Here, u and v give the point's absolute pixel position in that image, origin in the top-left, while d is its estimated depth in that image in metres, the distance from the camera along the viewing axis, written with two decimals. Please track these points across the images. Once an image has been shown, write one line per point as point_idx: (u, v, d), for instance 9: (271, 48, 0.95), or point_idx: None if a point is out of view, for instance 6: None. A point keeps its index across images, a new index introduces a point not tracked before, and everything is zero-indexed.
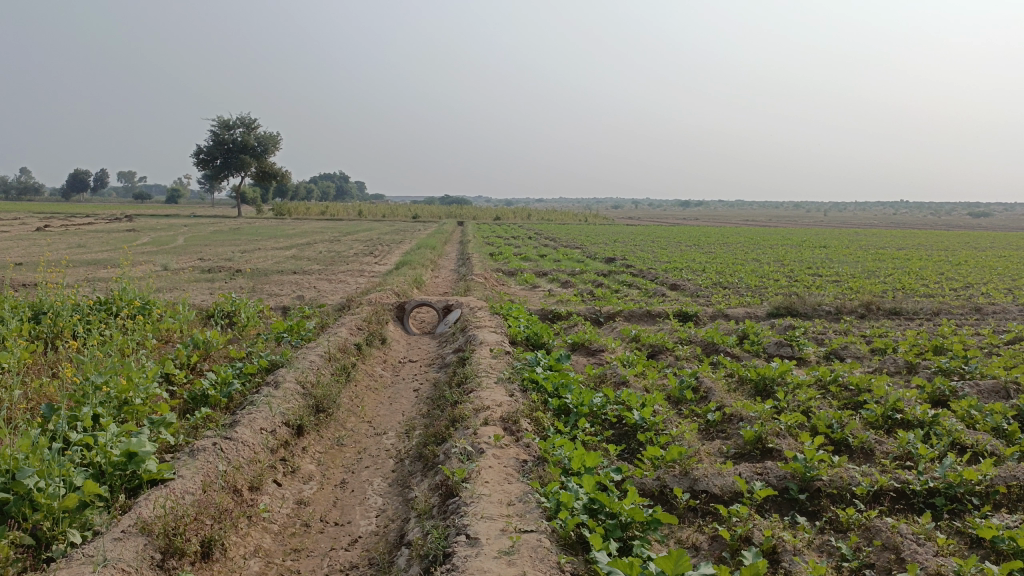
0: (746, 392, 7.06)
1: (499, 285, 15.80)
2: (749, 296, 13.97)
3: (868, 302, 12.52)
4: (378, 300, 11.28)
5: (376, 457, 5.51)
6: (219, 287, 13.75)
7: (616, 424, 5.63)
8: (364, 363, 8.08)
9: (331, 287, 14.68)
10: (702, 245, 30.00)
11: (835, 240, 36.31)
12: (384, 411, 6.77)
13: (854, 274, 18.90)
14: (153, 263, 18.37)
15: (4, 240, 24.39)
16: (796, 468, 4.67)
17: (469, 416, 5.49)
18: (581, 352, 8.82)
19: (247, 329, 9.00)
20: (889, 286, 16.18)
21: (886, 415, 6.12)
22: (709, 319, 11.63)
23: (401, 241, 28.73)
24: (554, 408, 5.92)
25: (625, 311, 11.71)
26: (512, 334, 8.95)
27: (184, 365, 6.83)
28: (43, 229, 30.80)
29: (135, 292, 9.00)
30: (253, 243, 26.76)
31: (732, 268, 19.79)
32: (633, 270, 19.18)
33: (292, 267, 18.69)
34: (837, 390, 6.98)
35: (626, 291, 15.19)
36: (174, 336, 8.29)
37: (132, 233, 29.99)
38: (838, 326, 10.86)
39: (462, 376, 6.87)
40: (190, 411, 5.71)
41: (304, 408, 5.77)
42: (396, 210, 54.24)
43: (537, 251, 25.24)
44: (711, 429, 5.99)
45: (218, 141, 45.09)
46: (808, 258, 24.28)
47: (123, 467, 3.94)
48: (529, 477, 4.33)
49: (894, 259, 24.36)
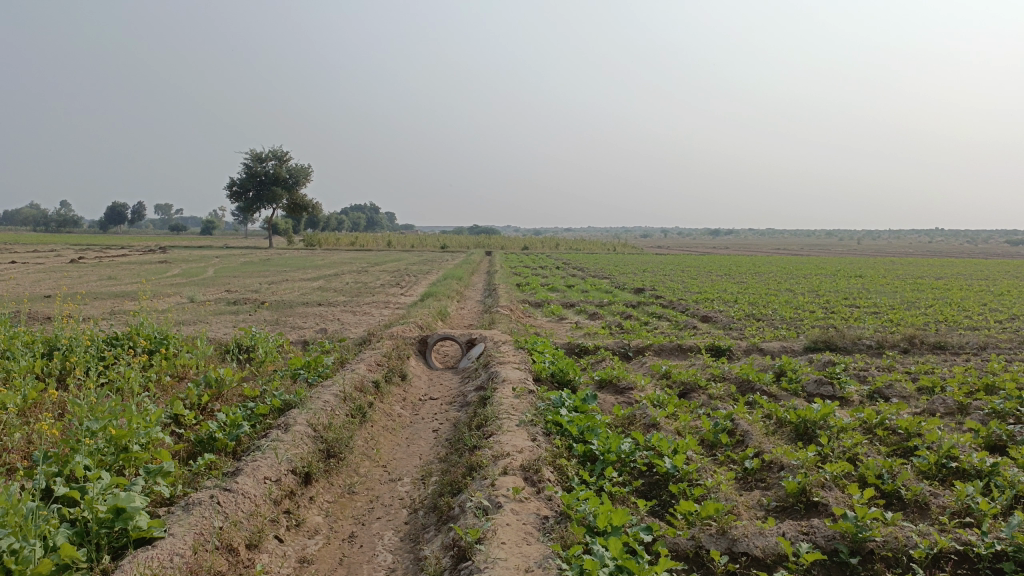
0: (785, 436, 6.61)
1: (525, 317, 15.45)
2: (784, 329, 13.48)
3: (911, 335, 11.95)
4: (400, 333, 11.00)
5: (388, 507, 5.16)
6: (241, 320, 13.59)
7: (645, 473, 5.23)
8: (382, 402, 7.74)
9: (356, 320, 14.45)
10: (733, 275, 29.42)
11: (869, 269, 35.55)
12: (401, 455, 6.42)
13: (893, 305, 18.27)
14: (179, 295, 18.34)
15: (37, 272, 24.66)
16: (846, 528, 4.23)
17: (487, 465, 5.12)
18: (608, 389, 8.43)
19: (264, 365, 8.74)
20: (930, 318, 15.55)
21: (940, 463, 5.65)
22: (743, 354, 11.17)
23: (429, 271, 28.63)
24: (580, 455, 5.52)
25: (655, 345, 11.30)
26: (536, 371, 8.61)
27: (194, 407, 6.57)
28: (76, 260, 31.32)
29: (153, 327, 8.79)
30: (281, 274, 26.85)
31: (765, 299, 19.25)
32: (663, 301, 18.78)
33: (318, 298, 18.56)
34: (884, 434, 6.51)
35: (655, 323, 14.76)
36: (190, 372, 8.06)
37: (164, 265, 30.19)
38: (880, 361, 10.35)
39: (482, 418, 6.49)
40: (195, 456, 5.45)
41: (313, 453, 5.45)
42: (426, 239, 54.38)
43: (566, 282, 24.88)
44: (748, 478, 5.57)
45: (250, 173, 45.63)
46: (844, 288, 23.68)
47: (110, 525, 3.66)
48: (551, 538, 3.95)
49: (932, 289, 23.62)
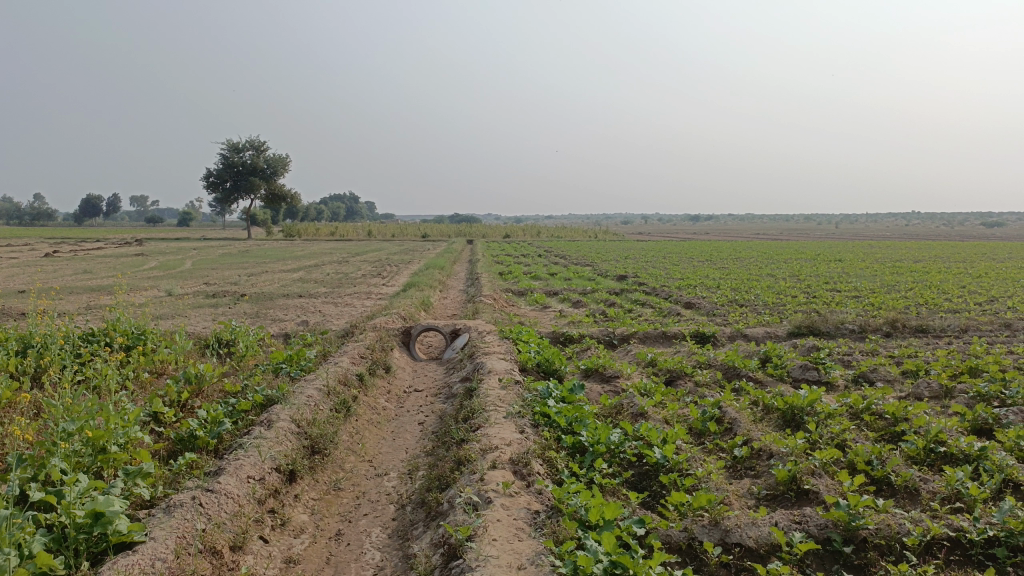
0: (773, 423, 6.59)
1: (508, 306, 15.37)
2: (767, 315, 13.51)
3: (893, 319, 12.01)
4: (383, 325, 10.88)
5: (375, 503, 5.07)
6: (221, 314, 13.40)
7: (635, 464, 5.18)
8: (367, 396, 7.64)
9: (337, 311, 14.31)
10: (715, 260, 29.53)
11: (849, 253, 35.81)
12: (386, 449, 6.33)
13: (873, 289, 18.38)
14: (157, 289, 18.08)
15: (11, 267, 24.20)
16: (839, 516, 4.20)
17: (476, 459, 5.04)
18: (594, 378, 8.38)
19: (245, 359, 8.60)
20: (911, 301, 15.66)
21: (928, 448, 5.65)
22: (727, 340, 11.17)
23: (410, 261, 28.44)
24: (568, 446, 5.45)
25: (640, 333, 11.26)
26: (522, 361, 8.54)
27: (174, 404, 6.43)
28: (51, 253, 30.81)
29: (130, 322, 8.61)
30: (261, 265, 26.55)
31: (747, 285, 19.31)
32: (646, 288, 18.78)
33: (299, 290, 18.37)
34: (871, 420, 6.51)
35: (639, 310, 14.75)
36: (169, 368, 7.90)
37: (140, 258, 29.78)
38: (863, 346, 10.38)
39: (468, 411, 6.41)
40: (176, 455, 5.34)
41: (297, 450, 5.35)
42: (407, 229, 54.08)
43: (548, 270, 24.83)
44: (738, 467, 5.54)
45: (227, 164, 45.07)
46: (825, 272, 23.81)
47: (88, 530, 3.55)
48: (543, 533, 3.88)
49: (912, 273, 23.80)
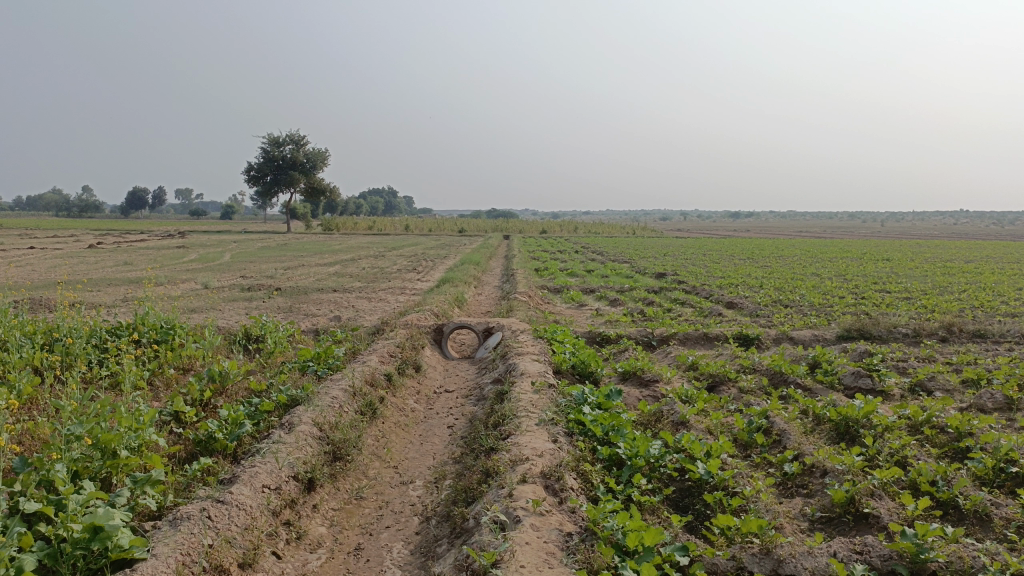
0: (826, 436, 6.15)
1: (544, 304, 15.00)
2: (813, 317, 12.96)
3: (949, 323, 11.41)
4: (414, 322, 10.61)
5: (399, 514, 4.77)
6: (254, 308, 13.25)
7: (676, 479, 4.82)
8: (394, 396, 7.36)
9: (371, 307, 14.11)
10: (756, 259, 28.81)
11: (895, 252, 34.83)
12: (413, 454, 6.03)
13: (925, 290, 17.64)
14: (193, 282, 18.07)
15: (54, 258, 24.51)
16: (905, 548, 3.79)
17: (505, 471, 4.71)
18: (632, 382, 7.99)
19: (273, 356, 8.40)
20: (966, 304, 14.97)
21: (998, 467, 5.17)
22: (772, 343, 10.69)
23: (446, 256, 28.33)
24: (605, 458, 5.08)
25: (680, 334, 10.82)
26: (557, 362, 8.19)
27: (195, 403, 6.20)
28: (95, 245, 31.27)
29: (159, 315, 8.44)
30: (297, 259, 26.58)
31: (792, 284, 18.73)
32: (686, 286, 18.32)
33: (333, 284, 18.21)
34: (932, 434, 6.04)
35: (679, 310, 14.32)
36: (196, 364, 7.72)
37: (180, 250, 30.02)
38: (918, 351, 9.84)
39: (499, 417, 6.09)
40: (193, 458, 5.14)
41: (318, 456, 5.08)
42: (444, 223, 54.01)
43: (585, 266, 24.44)
44: (789, 484, 5.14)
45: (268, 158, 45.39)
46: (872, 272, 23.07)
47: (86, 546, 3.30)
48: (576, 561, 3.55)
49: (965, 274, 22.89)
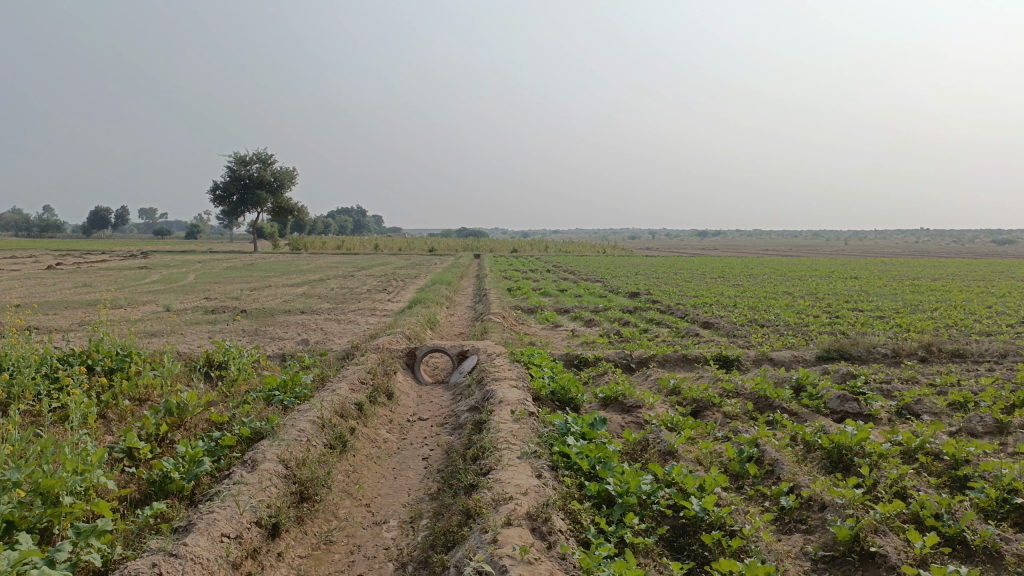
0: (818, 465, 5.89)
1: (517, 326, 14.68)
2: (791, 337, 12.79)
3: (928, 342, 11.30)
4: (386, 346, 10.22)
5: (373, 559, 4.40)
6: (217, 332, 12.72)
7: (669, 517, 4.53)
8: (366, 427, 6.97)
9: (340, 329, 13.68)
10: (727, 278, 28.80)
11: (864, 270, 35.08)
12: (386, 491, 5.65)
13: (897, 309, 17.67)
14: (155, 304, 17.44)
15: (8, 280, 23.66)
16: None
17: (488, 512, 4.37)
18: (613, 408, 7.68)
19: (237, 385, 7.97)
20: (939, 322, 14.95)
21: (1001, 498, 4.95)
22: (752, 364, 10.48)
23: (417, 276, 27.97)
24: (594, 495, 4.75)
25: (659, 356, 10.56)
26: (535, 389, 7.86)
27: (151, 439, 5.76)
28: (54, 266, 30.29)
29: (114, 341, 7.95)
30: (264, 280, 25.97)
31: (765, 303, 18.64)
32: (661, 306, 18.16)
33: (301, 306, 17.71)
34: (928, 461, 5.82)
35: (655, 330, 14.09)
36: (153, 394, 7.27)
37: (143, 271, 29.22)
38: (899, 373, 9.68)
39: (478, 450, 5.75)
40: (145, 502, 4.72)
41: (283, 497, 4.69)
42: (414, 242, 53.53)
43: (558, 286, 24.24)
44: (786, 519, 4.87)
45: (234, 176, 44.64)
46: (843, 290, 23.14)
47: None
48: None
49: (933, 292, 23.07)
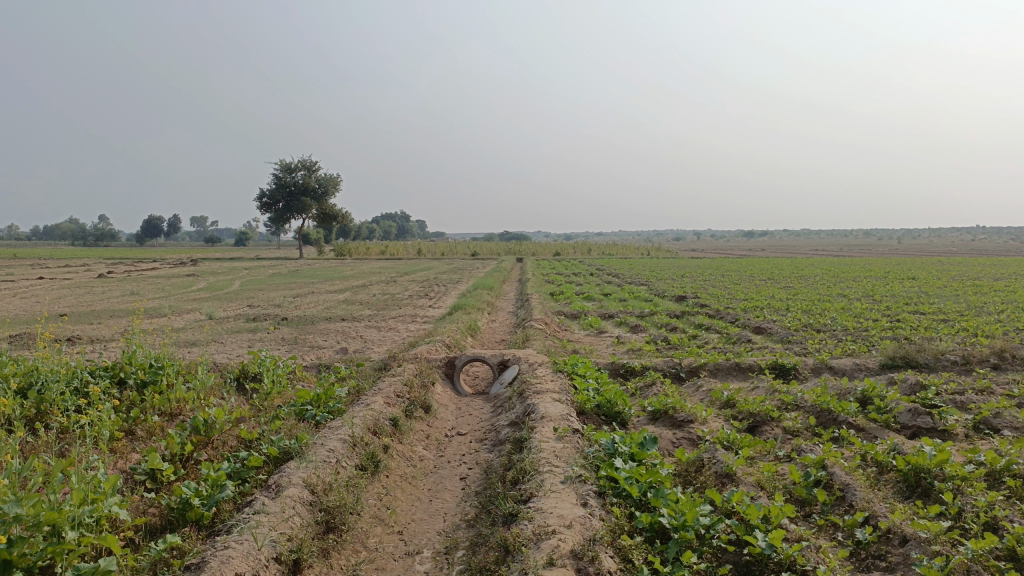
0: (894, 490, 5.34)
1: (561, 332, 14.22)
2: (851, 342, 12.08)
3: (1001, 349, 10.52)
4: (425, 355, 9.87)
5: None
6: (256, 341, 12.52)
7: (731, 554, 4.06)
8: (400, 444, 6.61)
9: (380, 337, 13.39)
10: (778, 280, 27.86)
11: (921, 269, 33.74)
12: (421, 515, 5.26)
13: (961, 312, 16.74)
14: (198, 312, 17.39)
15: (60, 289, 24.02)
16: None
17: (528, 549, 3.95)
18: (664, 423, 7.19)
19: (271, 398, 7.68)
20: (1009, 326, 14.08)
21: None
22: (810, 372, 9.89)
23: (460, 281, 27.68)
24: (646, 528, 4.30)
25: (711, 364, 10.03)
26: (580, 403, 7.41)
27: (175, 459, 5.47)
28: (105, 275, 30.70)
29: (148, 351, 7.70)
30: (307, 286, 25.95)
31: (820, 306, 17.86)
32: (710, 310, 17.54)
33: (342, 312, 17.51)
34: (1019, 485, 5.23)
35: (704, 336, 13.50)
36: (185, 409, 7.00)
37: (191, 278, 29.45)
38: (973, 382, 8.99)
39: (519, 472, 5.34)
40: (163, 531, 4.42)
41: (307, 528, 4.35)
42: (457, 247, 53.41)
43: (602, 289, 23.74)
44: (863, 555, 4.36)
45: (279, 184, 45.03)
46: (902, 292, 22.16)
47: None
48: None
49: (997, 292, 21.98)
